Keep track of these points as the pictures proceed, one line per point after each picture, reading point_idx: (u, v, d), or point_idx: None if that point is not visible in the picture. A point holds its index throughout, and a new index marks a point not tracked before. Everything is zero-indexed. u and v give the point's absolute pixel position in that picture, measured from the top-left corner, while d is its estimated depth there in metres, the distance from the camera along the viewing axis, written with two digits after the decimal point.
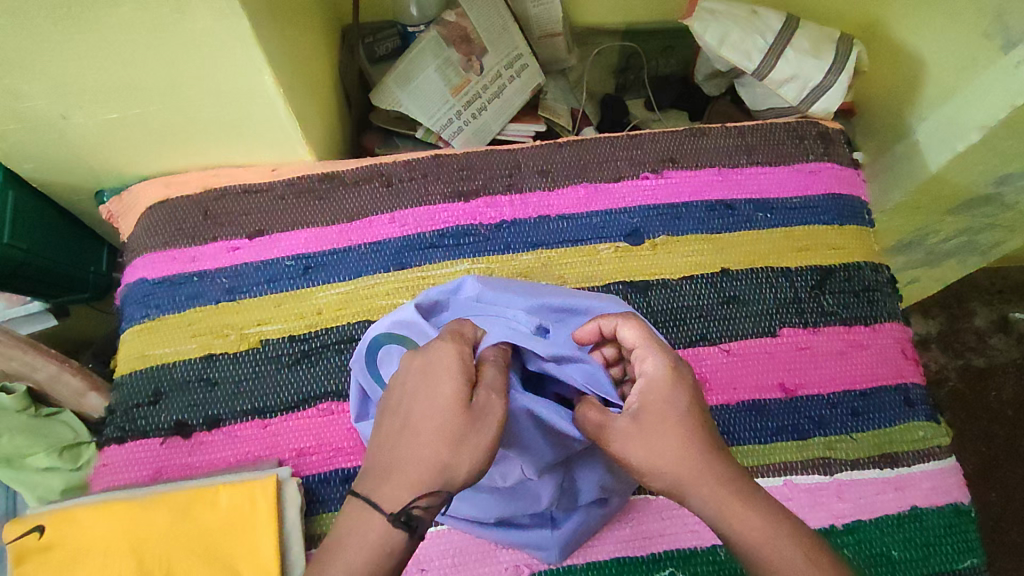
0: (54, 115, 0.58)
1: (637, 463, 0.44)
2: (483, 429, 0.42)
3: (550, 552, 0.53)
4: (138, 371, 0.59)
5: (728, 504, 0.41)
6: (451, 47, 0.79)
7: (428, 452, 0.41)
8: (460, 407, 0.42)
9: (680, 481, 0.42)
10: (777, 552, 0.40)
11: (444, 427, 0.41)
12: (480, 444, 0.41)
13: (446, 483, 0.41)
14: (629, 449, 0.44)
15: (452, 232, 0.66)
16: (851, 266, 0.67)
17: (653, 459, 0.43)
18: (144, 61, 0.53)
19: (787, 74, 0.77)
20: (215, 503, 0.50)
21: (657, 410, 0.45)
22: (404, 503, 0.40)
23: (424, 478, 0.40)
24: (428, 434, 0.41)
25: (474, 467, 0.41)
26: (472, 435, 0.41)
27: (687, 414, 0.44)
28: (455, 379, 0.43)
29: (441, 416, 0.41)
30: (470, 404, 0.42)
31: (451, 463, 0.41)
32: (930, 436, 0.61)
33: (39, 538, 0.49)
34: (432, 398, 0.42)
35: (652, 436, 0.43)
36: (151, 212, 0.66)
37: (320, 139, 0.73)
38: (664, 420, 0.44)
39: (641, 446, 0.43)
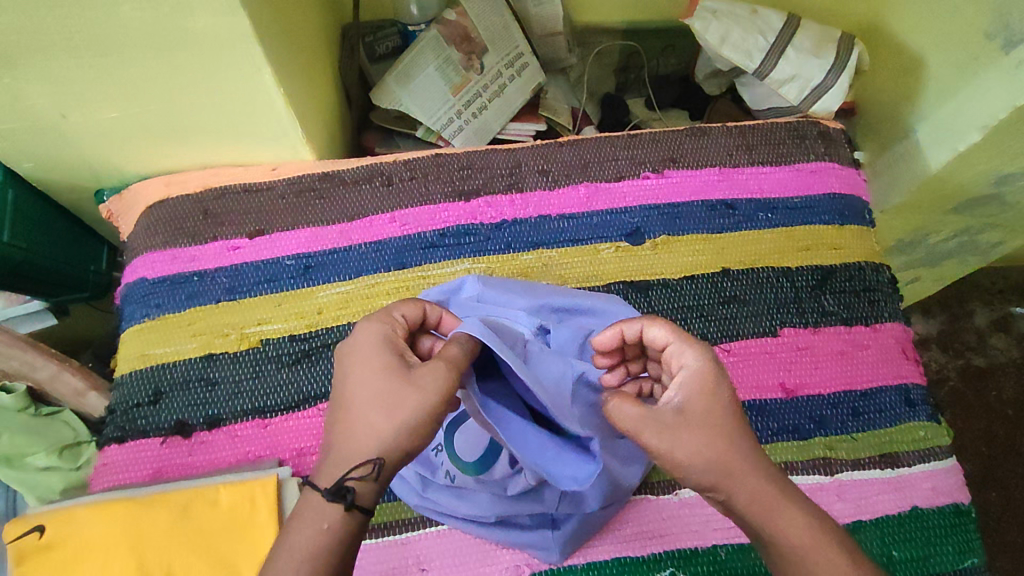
0: (54, 113, 0.58)
1: (686, 459, 0.40)
2: (416, 395, 0.41)
3: (550, 552, 0.53)
4: (138, 371, 0.59)
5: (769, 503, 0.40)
6: (451, 45, 0.79)
7: (362, 425, 0.41)
8: (390, 376, 0.42)
9: (727, 481, 0.40)
10: (822, 555, 0.39)
11: (372, 399, 0.41)
12: (413, 409, 0.41)
13: (380, 452, 0.40)
14: (674, 444, 0.40)
15: (452, 231, 0.65)
16: (852, 266, 0.67)
17: (698, 456, 0.40)
18: (144, 60, 0.53)
19: (787, 73, 0.77)
20: (215, 503, 0.50)
21: (699, 405, 0.42)
22: (337, 477, 0.40)
23: (359, 450, 0.40)
24: (360, 407, 0.41)
25: (409, 435, 0.41)
26: (402, 401, 0.41)
27: (729, 409, 0.42)
28: (384, 353, 0.44)
29: (373, 386, 0.42)
30: (404, 374, 0.42)
31: (384, 433, 0.40)
32: (931, 436, 0.61)
33: (39, 537, 0.49)
34: (361, 372, 0.43)
35: (699, 432, 0.41)
36: (151, 212, 0.66)
37: (320, 137, 0.73)
38: (711, 416, 0.41)
39: (688, 442, 0.40)
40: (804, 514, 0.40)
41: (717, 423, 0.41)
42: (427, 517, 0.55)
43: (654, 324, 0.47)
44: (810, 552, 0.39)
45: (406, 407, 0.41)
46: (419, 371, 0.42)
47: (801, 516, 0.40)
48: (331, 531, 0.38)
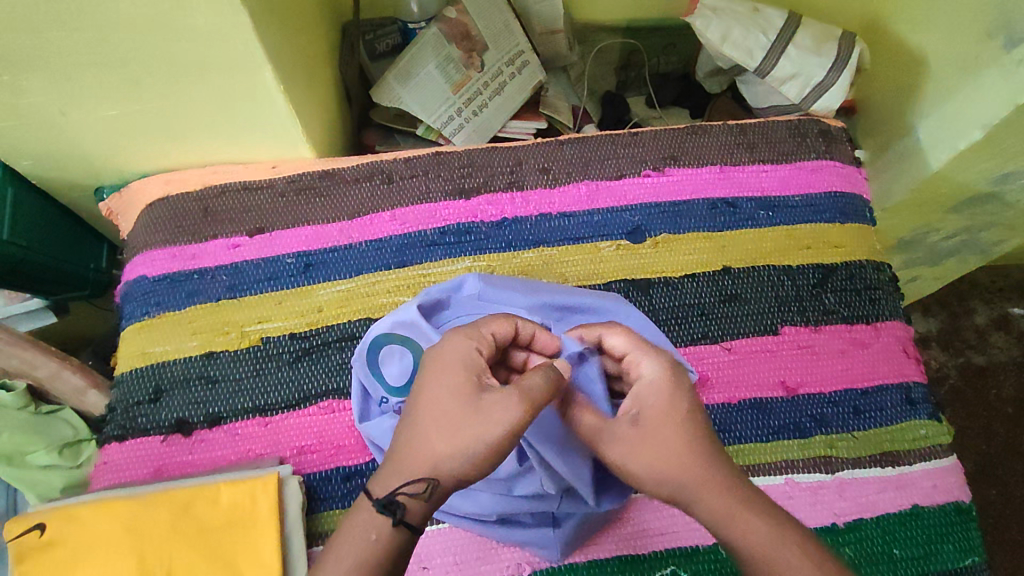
0: (54, 111, 0.58)
1: (635, 467, 0.42)
2: (480, 422, 0.41)
3: (551, 550, 0.53)
4: (139, 369, 0.59)
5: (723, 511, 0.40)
6: (451, 43, 0.79)
7: (425, 443, 0.41)
8: (457, 396, 0.42)
9: (677, 487, 0.41)
10: (785, 560, 0.37)
11: (439, 416, 0.42)
12: (474, 435, 0.40)
13: (434, 471, 0.40)
14: (623, 452, 0.43)
15: (453, 229, 0.65)
16: (853, 264, 0.67)
17: (650, 462, 0.42)
18: (144, 58, 0.53)
19: (788, 72, 0.76)
20: (216, 501, 0.50)
21: (654, 414, 0.43)
22: (390, 489, 0.40)
23: (416, 465, 0.41)
24: (428, 424, 0.42)
25: (467, 461, 0.40)
26: (468, 425, 0.41)
27: (685, 415, 0.43)
28: (462, 374, 0.44)
29: (444, 404, 0.42)
30: (476, 398, 0.42)
31: (443, 454, 0.40)
32: (932, 434, 0.61)
33: (39, 536, 0.48)
34: (435, 388, 0.43)
35: (647, 442, 0.42)
36: (150, 209, 0.65)
37: (321, 135, 0.73)
38: (664, 426, 0.43)
39: (635, 451, 0.42)
40: (769, 519, 0.39)
41: (670, 432, 0.42)
42: None
43: (614, 329, 0.50)
44: (772, 557, 0.38)
45: (472, 433, 0.41)
46: (489, 397, 0.42)
47: (764, 524, 0.39)
48: (376, 543, 0.38)
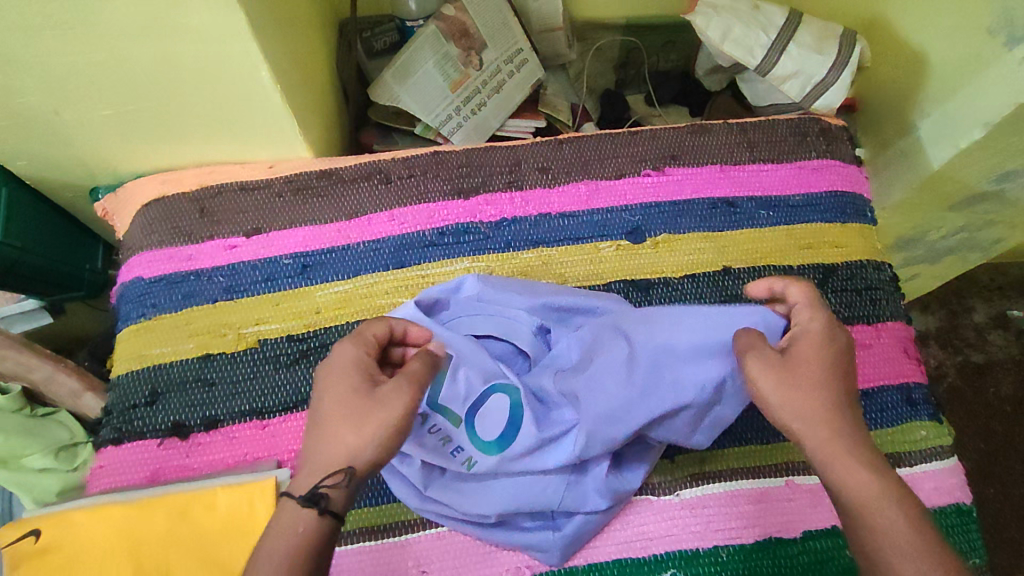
0: (48, 111, 0.57)
1: (771, 396, 0.45)
2: (379, 412, 0.41)
3: (550, 554, 0.53)
4: (135, 372, 0.59)
5: (841, 456, 0.42)
6: (450, 40, 0.77)
7: (332, 440, 0.41)
8: (352, 396, 0.43)
9: (809, 424, 0.43)
10: (883, 511, 0.40)
11: (337, 415, 0.42)
12: (377, 424, 0.41)
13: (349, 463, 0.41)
14: (768, 379, 0.45)
15: (452, 229, 0.65)
16: (853, 264, 0.67)
17: (785, 392, 0.44)
18: (138, 57, 0.52)
19: (790, 69, 0.76)
20: (213, 506, 0.49)
21: (803, 354, 0.46)
22: (310, 485, 0.40)
23: (327, 461, 0.41)
24: (331, 424, 0.42)
25: (376, 448, 0.41)
26: (365, 417, 0.41)
27: (829, 367, 0.45)
28: (353, 375, 0.44)
29: (343, 403, 0.42)
30: (370, 394, 0.43)
31: (352, 447, 0.41)
32: (933, 436, 0.61)
33: (35, 541, 0.48)
34: (330, 392, 0.43)
35: (796, 379, 0.44)
36: (146, 210, 0.65)
37: (318, 135, 0.72)
38: (811, 368, 0.45)
39: (780, 384, 0.45)
40: (877, 474, 0.41)
41: (813, 375, 0.45)
42: (427, 518, 0.54)
43: (790, 283, 0.50)
44: (873, 504, 0.40)
45: (374, 422, 0.41)
46: (385, 389, 0.42)
47: (871, 477, 0.41)
48: (305, 534, 0.39)
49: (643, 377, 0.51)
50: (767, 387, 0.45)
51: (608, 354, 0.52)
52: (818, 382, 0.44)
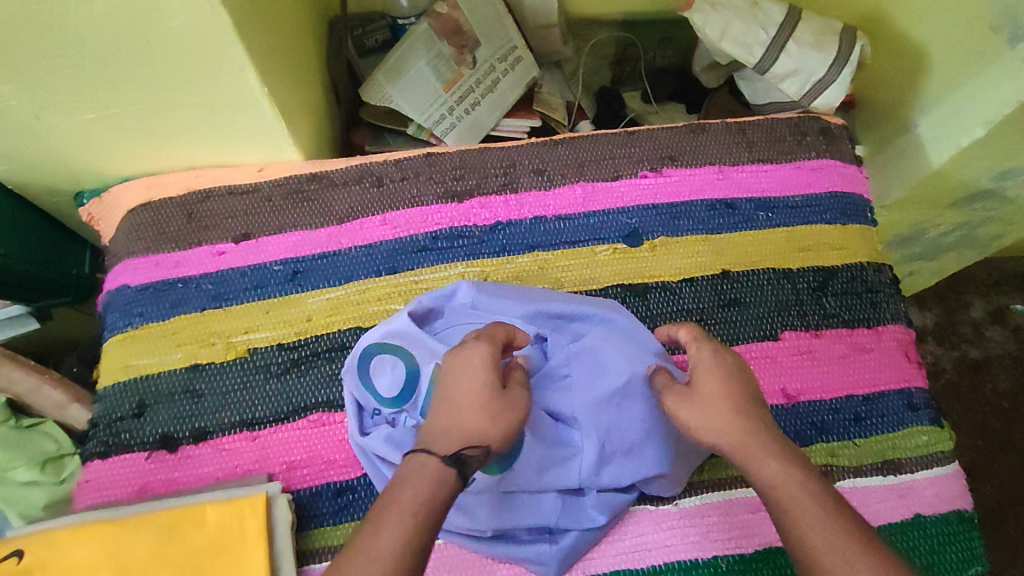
0: (28, 115, 0.55)
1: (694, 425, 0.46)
2: (513, 410, 0.44)
3: (548, 567, 0.52)
4: (122, 383, 0.57)
5: (754, 457, 0.43)
6: (443, 39, 0.76)
7: (469, 421, 0.43)
8: (491, 390, 0.44)
9: (725, 435, 0.45)
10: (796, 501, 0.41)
11: (480, 403, 0.44)
12: (511, 419, 0.44)
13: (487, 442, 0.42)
14: (680, 407, 0.47)
15: (445, 234, 0.64)
16: (853, 267, 0.66)
17: (697, 416, 0.46)
18: (120, 59, 0.51)
19: (789, 67, 0.75)
20: (203, 522, 0.48)
21: (705, 380, 0.47)
22: (452, 450, 0.41)
23: (467, 435, 0.42)
24: (472, 408, 0.43)
25: (506, 440, 0.43)
26: (501, 410, 0.44)
27: (726, 384, 0.47)
28: (488, 368, 0.45)
29: (482, 393, 0.44)
30: (503, 390, 0.45)
31: (488, 430, 0.43)
32: (934, 442, 0.60)
33: (18, 562, 0.47)
34: (465, 380, 0.44)
35: (707, 402, 0.46)
36: (132, 215, 0.63)
37: (308, 137, 0.70)
38: (712, 388, 0.47)
39: (695, 410, 0.46)
40: (790, 466, 0.42)
41: (714, 393, 0.46)
42: None
43: (679, 328, 0.53)
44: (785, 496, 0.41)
45: (509, 417, 0.44)
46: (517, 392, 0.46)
47: (781, 469, 0.42)
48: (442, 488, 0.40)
49: (637, 401, 0.54)
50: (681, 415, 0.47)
51: (611, 376, 0.54)
52: (721, 399, 0.46)
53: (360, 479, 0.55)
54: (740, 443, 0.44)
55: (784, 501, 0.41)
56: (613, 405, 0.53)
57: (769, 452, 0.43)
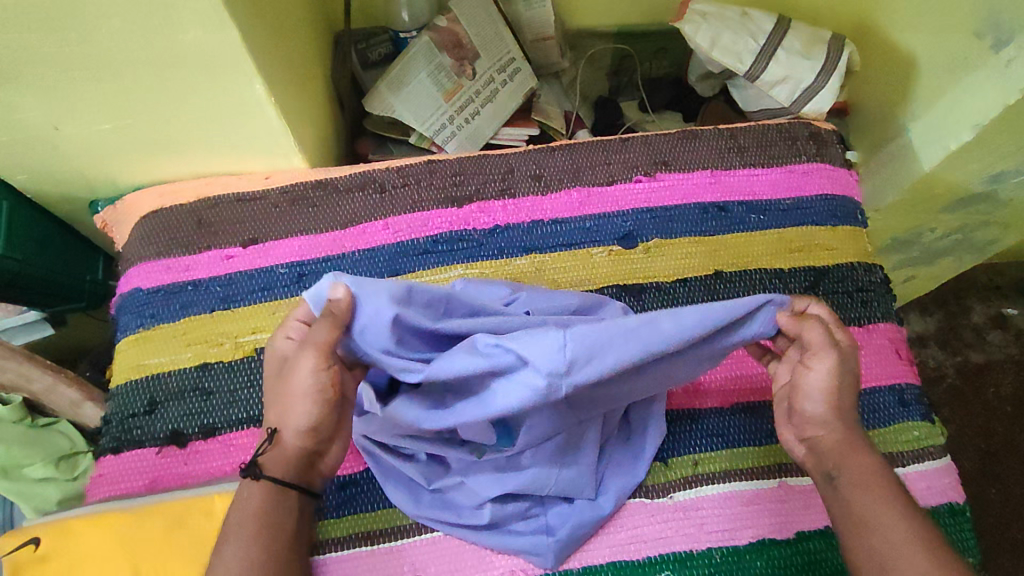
0: (48, 126, 0.58)
1: (812, 393, 0.49)
2: (291, 388, 0.45)
3: (546, 557, 0.53)
4: (134, 382, 0.60)
5: (848, 448, 0.48)
6: (443, 51, 0.79)
7: (271, 413, 0.47)
8: (280, 372, 0.47)
9: (832, 427, 0.49)
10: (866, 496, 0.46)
11: (275, 388, 0.47)
12: (295, 397, 0.45)
13: (283, 429, 0.46)
14: (816, 375, 0.48)
15: (446, 237, 0.66)
16: (844, 267, 0.68)
17: (821, 393, 0.48)
18: (137, 74, 0.54)
19: (778, 75, 0.77)
20: (211, 512, 0.52)
21: (850, 372, 0.48)
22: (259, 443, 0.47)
23: (266, 425, 0.47)
24: (271, 394, 0.47)
25: (298, 413, 0.46)
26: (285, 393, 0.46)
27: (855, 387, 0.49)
28: (277, 359, 0.48)
29: (272, 381, 0.48)
30: (285, 370, 0.46)
31: (280, 416, 0.46)
32: (925, 435, 0.61)
33: (34, 550, 0.50)
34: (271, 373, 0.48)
35: (838, 387, 0.48)
36: (144, 222, 0.66)
37: (313, 145, 0.73)
38: (849, 383, 0.48)
39: (818, 392, 0.48)
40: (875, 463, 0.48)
41: (850, 382, 0.49)
42: (422, 524, 0.55)
43: (817, 325, 0.47)
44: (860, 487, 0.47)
45: (292, 396, 0.45)
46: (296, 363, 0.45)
47: (871, 464, 0.48)
48: (253, 497, 0.45)
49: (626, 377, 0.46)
50: (811, 382, 0.48)
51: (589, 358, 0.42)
52: (849, 390, 0.49)
53: (363, 474, 0.56)
54: (842, 439, 0.49)
55: (858, 490, 0.47)
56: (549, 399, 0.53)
57: (861, 450, 0.48)
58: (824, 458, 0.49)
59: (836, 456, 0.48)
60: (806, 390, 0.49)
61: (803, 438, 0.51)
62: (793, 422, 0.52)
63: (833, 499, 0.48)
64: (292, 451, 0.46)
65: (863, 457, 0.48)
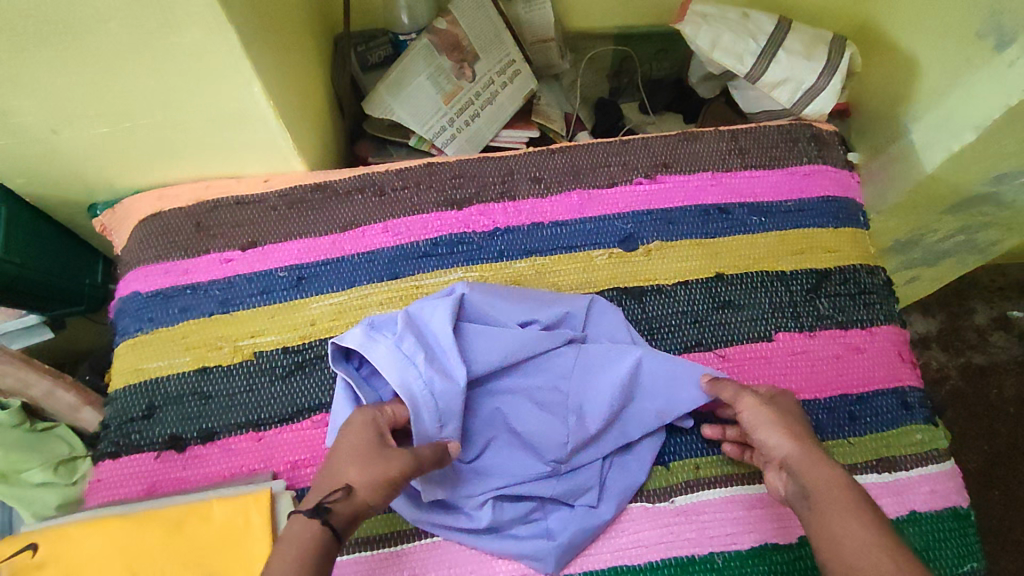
0: (46, 130, 0.58)
1: (760, 423, 0.52)
2: (385, 464, 0.44)
3: (546, 562, 0.53)
4: (133, 386, 0.59)
5: (812, 463, 0.48)
6: (443, 54, 0.79)
7: (343, 474, 0.43)
8: (367, 442, 0.45)
9: (784, 446, 0.50)
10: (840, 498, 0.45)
11: (354, 454, 0.44)
12: (386, 473, 0.44)
13: (360, 492, 0.42)
14: (750, 407, 0.53)
15: (445, 240, 0.65)
16: (847, 269, 0.67)
17: (764, 422, 0.52)
18: (134, 76, 0.53)
19: (780, 76, 0.76)
20: (209, 518, 0.51)
21: (784, 406, 0.53)
22: (318, 498, 0.42)
23: (331, 483, 0.43)
24: (346, 456, 0.44)
25: (378, 491, 0.43)
26: (372, 463, 0.44)
27: (796, 415, 0.53)
28: (366, 432, 0.46)
29: (353, 447, 0.45)
30: (378, 446, 0.45)
31: (358, 481, 0.43)
32: (929, 439, 0.61)
33: (31, 556, 0.50)
34: (345, 438, 0.46)
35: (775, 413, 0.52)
36: (143, 225, 0.66)
37: (313, 148, 0.73)
38: (789, 414, 0.52)
39: (761, 420, 0.52)
40: (836, 469, 0.48)
41: (790, 415, 0.53)
42: (422, 529, 0.54)
43: (726, 386, 0.55)
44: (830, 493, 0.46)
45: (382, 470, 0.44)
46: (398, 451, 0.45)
47: (832, 471, 0.47)
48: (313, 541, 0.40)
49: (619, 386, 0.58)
50: (751, 415, 0.53)
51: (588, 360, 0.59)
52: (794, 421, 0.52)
53: None
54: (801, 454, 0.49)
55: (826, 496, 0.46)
56: (552, 409, 0.57)
57: (823, 461, 0.48)
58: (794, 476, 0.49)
59: (802, 469, 0.48)
60: (754, 421, 0.52)
61: (779, 469, 0.51)
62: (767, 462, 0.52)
63: (810, 514, 0.46)
64: (356, 520, 0.42)
65: (824, 466, 0.48)
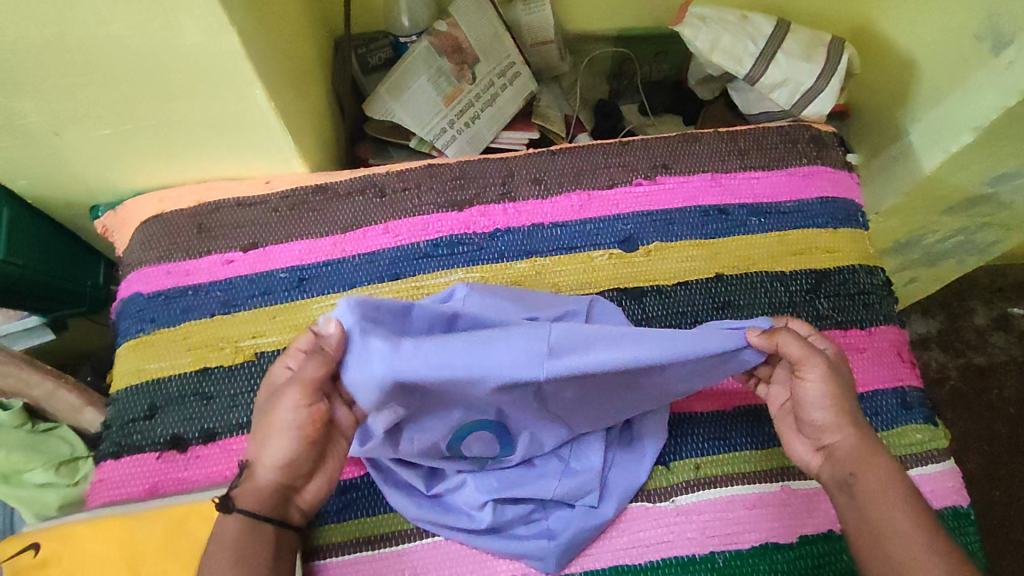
0: (49, 132, 0.59)
1: (819, 402, 0.50)
2: (276, 426, 0.48)
3: (547, 562, 0.53)
4: (134, 387, 0.59)
5: (863, 455, 0.49)
6: (443, 56, 0.80)
7: (251, 452, 0.49)
8: (271, 409, 0.49)
9: (841, 433, 0.50)
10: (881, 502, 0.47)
11: (260, 427, 0.49)
12: (281, 437, 0.48)
13: (263, 465, 0.48)
14: (814, 384, 0.50)
15: (446, 241, 0.66)
16: (846, 269, 0.67)
17: (823, 403, 0.50)
18: (138, 79, 0.54)
19: (778, 77, 0.77)
20: (211, 517, 0.51)
21: (841, 379, 0.51)
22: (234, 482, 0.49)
23: (244, 462, 0.49)
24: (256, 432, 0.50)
25: (280, 452, 0.48)
26: (269, 433, 0.48)
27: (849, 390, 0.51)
28: (267, 397, 0.50)
29: (259, 419, 0.50)
30: (275, 407, 0.49)
31: (259, 455, 0.48)
32: (928, 439, 0.61)
33: (33, 556, 0.50)
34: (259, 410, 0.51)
35: (837, 392, 0.50)
36: (144, 227, 0.66)
37: (314, 149, 0.73)
38: (847, 391, 0.50)
39: (818, 400, 0.50)
40: (884, 466, 0.48)
41: (846, 392, 0.51)
42: (423, 529, 0.54)
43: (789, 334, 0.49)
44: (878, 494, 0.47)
45: (277, 435, 0.48)
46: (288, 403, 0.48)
47: (884, 470, 0.48)
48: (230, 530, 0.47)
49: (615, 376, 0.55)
50: (812, 391, 0.50)
51: None
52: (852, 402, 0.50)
53: (363, 477, 0.56)
54: (855, 447, 0.49)
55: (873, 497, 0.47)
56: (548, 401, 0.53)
57: (875, 457, 0.49)
58: (840, 466, 0.49)
59: (853, 461, 0.49)
60: (812, 399, 0.50)
61: (819, 447, 0.51)
62: (806, 436, 0.52)
63: (851, 506, 0.48)
64: (268, 487, 0.48)
65: (877, 463, 0.48)
